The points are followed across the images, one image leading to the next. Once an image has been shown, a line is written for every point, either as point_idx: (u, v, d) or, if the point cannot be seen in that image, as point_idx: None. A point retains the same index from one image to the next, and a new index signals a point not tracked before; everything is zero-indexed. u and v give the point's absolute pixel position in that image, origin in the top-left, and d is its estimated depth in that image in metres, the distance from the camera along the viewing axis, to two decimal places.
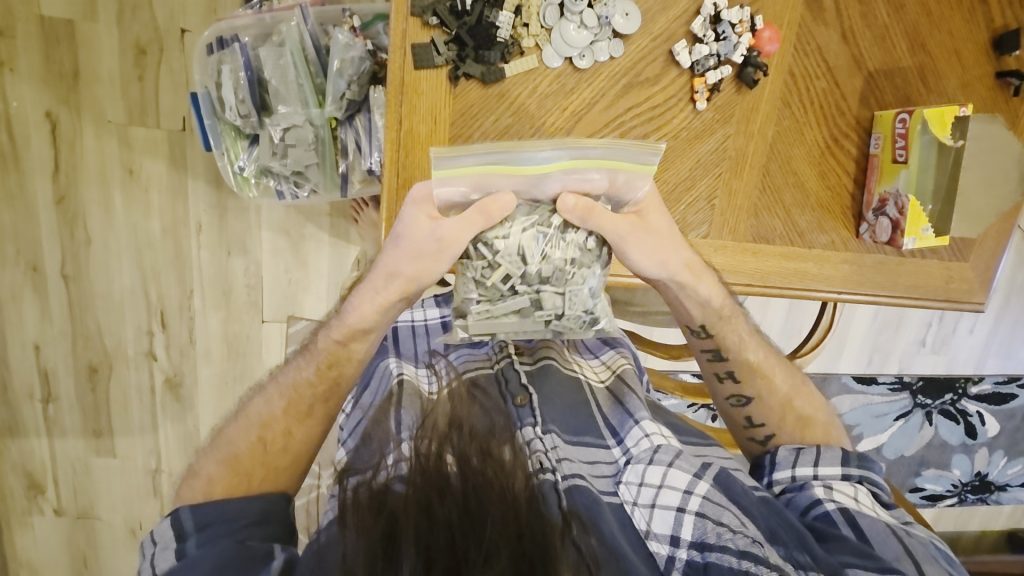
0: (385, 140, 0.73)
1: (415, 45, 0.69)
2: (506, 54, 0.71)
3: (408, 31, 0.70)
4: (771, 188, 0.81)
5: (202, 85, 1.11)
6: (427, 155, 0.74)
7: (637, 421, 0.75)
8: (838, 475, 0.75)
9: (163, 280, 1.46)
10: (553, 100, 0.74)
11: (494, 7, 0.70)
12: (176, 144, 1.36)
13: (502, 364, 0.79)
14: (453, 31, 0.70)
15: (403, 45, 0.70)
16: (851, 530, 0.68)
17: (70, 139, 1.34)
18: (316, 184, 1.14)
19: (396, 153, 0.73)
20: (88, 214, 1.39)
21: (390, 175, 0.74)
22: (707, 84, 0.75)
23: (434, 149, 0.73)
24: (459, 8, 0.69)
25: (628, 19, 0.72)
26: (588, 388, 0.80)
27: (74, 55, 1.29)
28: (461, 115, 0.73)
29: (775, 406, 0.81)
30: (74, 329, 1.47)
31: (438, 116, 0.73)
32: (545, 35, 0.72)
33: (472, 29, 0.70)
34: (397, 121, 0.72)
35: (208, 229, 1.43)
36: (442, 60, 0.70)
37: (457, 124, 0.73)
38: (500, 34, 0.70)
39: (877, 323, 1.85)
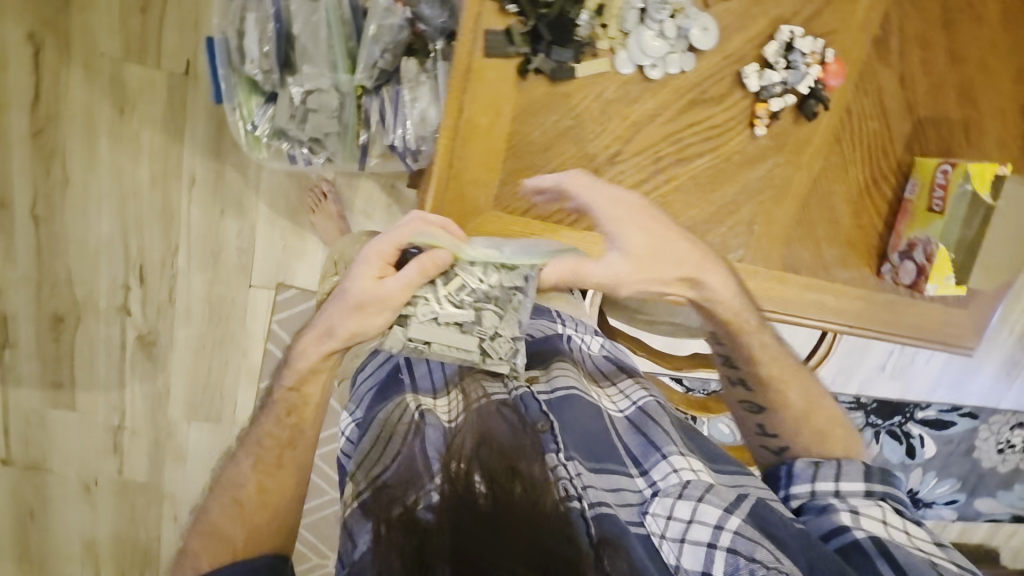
0: (440, 128, 0.69)
1: (488, 31, 0.66)
2: (580, 54, 0.68)
3: (481, 15, 0.66)
4: (808, 220, 0.82)
5: (218, 28, 1.01)
6: (483, 146, 0.70)
7: (664, 455, 0.77)
8: (860, 492, 0.76)
9: (146, 233, 1.38)
10: (614, 107, 0.72)
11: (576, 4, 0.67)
12: (177, 90, 1.27)
13: (521, 393, 0.74)
14: (531, 22, 0.66)
15: (473, 34, 0.66)
16: (884, 563, 0.67)
17: (54, 67, 1.22)
18: (332, 154, 1.09)
19: (452, 144, 0.69)
20: (68, 152, 1.28)
21: (439, 169, 0.71)
22: (768, 110, 0.74)
23: (492, 141, 0.70)
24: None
25: (706, 34, 0.70)
26: (607, 416, 0.82)
27: None
28: (522, 110, 0.70)
29: (786, 413, 0.84)
30: (41, 274, 1.36)
31: (499, 108, 0.69)
32: (621, 40, 0.69)
33: (551, 22, 0.66)
34: (457, 109, 0.68)
35: (202, 183, 1.36)
36: (514, 51, 0.67)
37: (515, 121, 0.70)
38: (578, 32, 0.68)
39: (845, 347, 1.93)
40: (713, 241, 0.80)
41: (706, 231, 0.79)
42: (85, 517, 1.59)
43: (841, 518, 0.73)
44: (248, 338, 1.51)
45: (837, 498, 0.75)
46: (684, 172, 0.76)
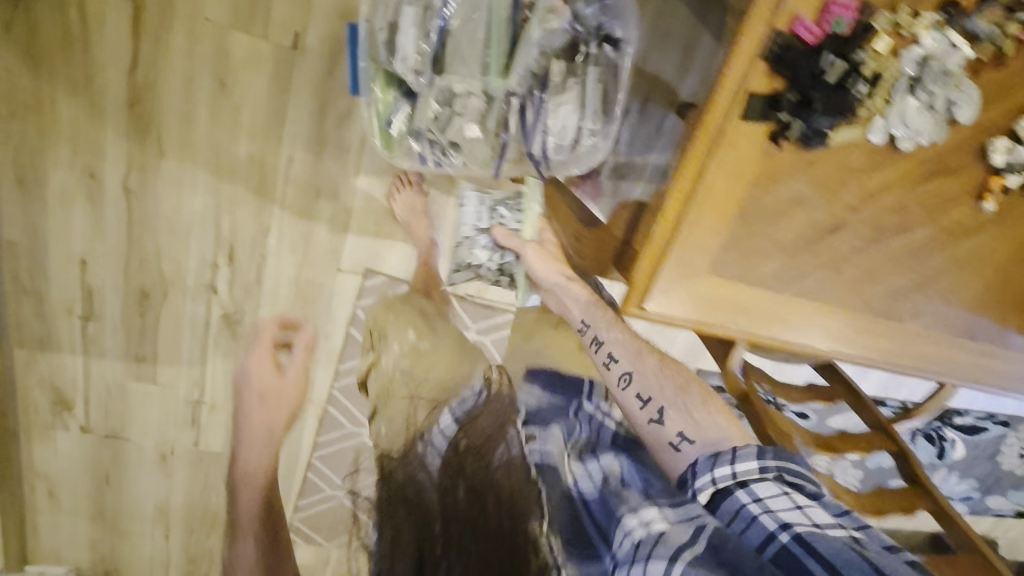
0: (677, 188, 0.66)
1: (754, 94, 0.62)
2: (842, 124, 0.65)
3: (749, 73, 0.62)
4: (1005, 292, 0.80)
5: (364, 19, 0.94)
6: (717, 209, 0.67)
7: (623, 522, 0.85)
8: (756, 471, 0.82)
9: (238, 212, 1.31)
10: (855, 175, 0.70)
11: (854, 71, 0.62)
12: (282, 63, 1.17)
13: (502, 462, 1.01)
14: (803, 92, 0.62)
15: (736, 94, 0.63)
16: (814, 561, 0.71)
17: (155, 32, 1.12)
18: (469, 159, 1.05)
19: (687, 203, 0.67)
20: (165, 124, 1.20)
21: (663, 225, 0.68)
22: (1003, 185, 0.72)
23: (725, 203, 0.67)
24: (819, 66, 0.61)
25: (970, 108, 0.67)
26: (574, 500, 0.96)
27: None
28: (765, 176, 0.67)
29: (690, 419, 0.98)
30: (130, 249, 1.31)
31: (743, 171, 0.66)
32: (887, 110, 0.65)
33: (828, 93, 0.62)
34: (700, 172, 0.65)
35: (300, 165, 1.28)
36: (778, 119, 0.64)
37: (755, 186, 0.67)
38: (853, 101, 0.63)
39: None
40: (910, 308, 0.78)
41: (908, 297, 0.77)
42: (160, 485, 1.64)
43: (763, 519, 0.77)
44: (333, 323, 1.47)
45: (741, 486, 0.82)
46: (900, 241, 0.74)
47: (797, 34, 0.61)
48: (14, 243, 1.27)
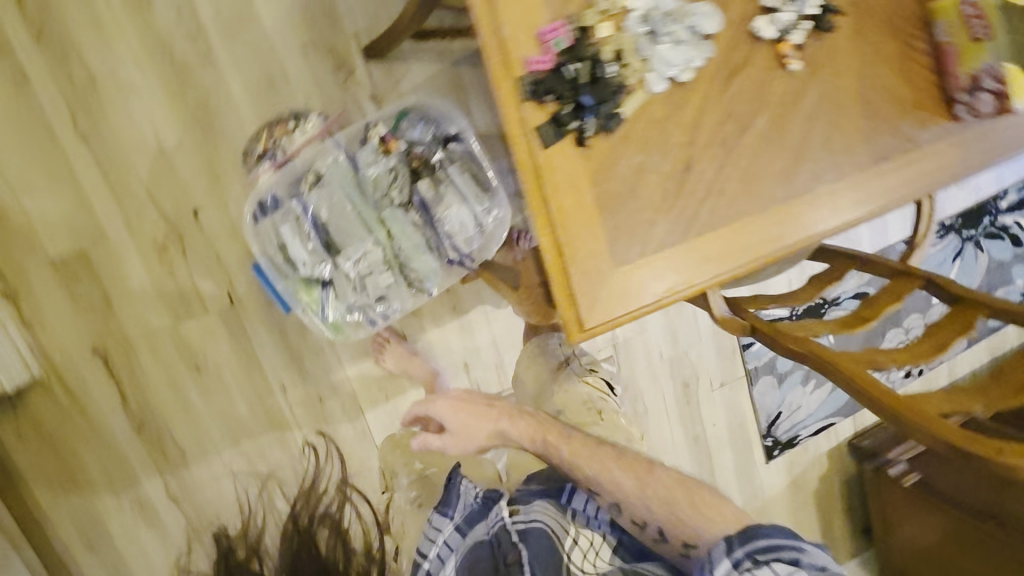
0: (542, 241, 0.71)
1: (538, 127, 0.66)
2: (619, 97, 0.69)
3: (524, 116, 0.67)
4: (874, 112, 0.83)
5: (259, 252, 1.07)
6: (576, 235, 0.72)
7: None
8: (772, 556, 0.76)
9: (269, 455, 1.40)
10: (669, 122, 0.72)
11: (597, 60, 0.66)
12: (231, 319, 1.31)
13: (497, 529, 1.01)
14: (572, 99, 0.66)
15: (527, 135, 0.67)
16: None
17: (126, 364, 1.26)
18: (402, 300, 1.12)
19: (558, 240, 0.71)
20: (172, 426, 1.32)
21: (552, 254, 0.72)
22: (792, 46, 0.75)
23: (583, 223, 0.71)
24: (567, 75, 0.66)
25: (711, 19, 0.70)
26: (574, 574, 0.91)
27: (97, 282, 1.22)
28: (599, 169, 0.71)
29: (677, 517, 0.91)
30: (203, 543, 1.39)
31: (579, 186, 0.70)
32: (644, 66, 0.69)
33: (588, 86, 0.67)
34: (544, 212, 0.70)
35: (293, 386, 1.38)
36: (568, 130, 0.68)
37: (599, 178, 0.71)
38: (611, 81, 0.68)
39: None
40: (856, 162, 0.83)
41: (852, 154, 0.82)
42: None
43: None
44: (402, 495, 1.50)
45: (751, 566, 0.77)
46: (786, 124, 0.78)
47: (536, 70, 0.65)
48: None
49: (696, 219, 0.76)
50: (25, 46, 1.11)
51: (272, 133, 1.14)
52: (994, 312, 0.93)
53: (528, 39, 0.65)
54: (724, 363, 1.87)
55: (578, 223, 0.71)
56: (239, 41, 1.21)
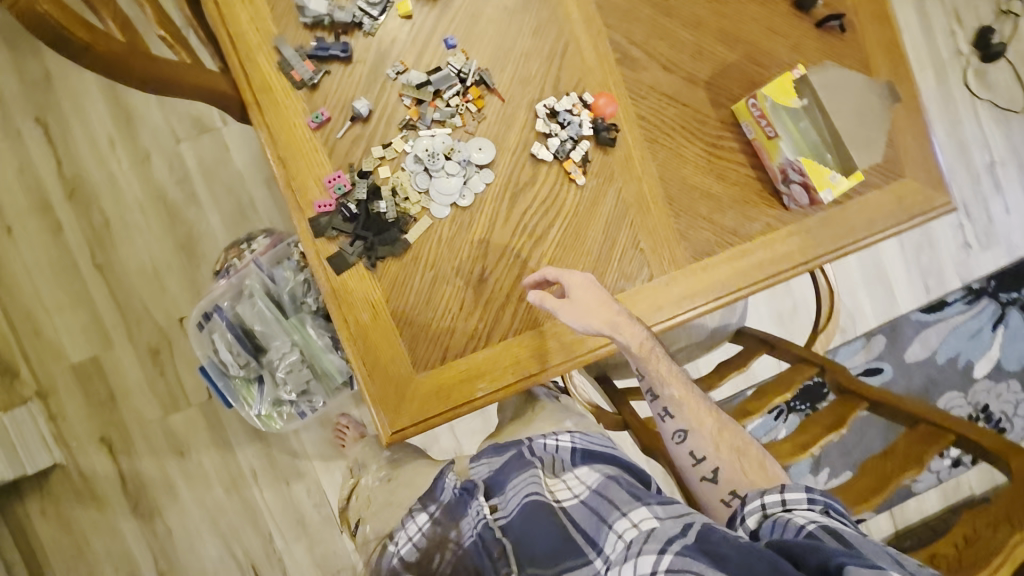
0: (344, 345, 0.80)
1: (328, 257, 0.78)
2: (403, 226, 0.80)
3: (318, 248, 0.79)
4: (683, 209, 0.86)
5: (204, 358, 1.26)
6: (380, 337, 0.80)
7: (610, 525, 0.74)
8: (805, 497, 0.72)
9: (243, 536, 1.54)
10: (458, 239, 0.82)
11: (374, 198, 0.79)
12: (210, 411, 1.51)
13: (480, 527, 0.80)
14: (353, 231, 0.79)
15: (320, 263, 0.79)
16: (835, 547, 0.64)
17: (126, 451, 1.49)
18: (322, 393, 1.25)
19: (358, 349, 0.80)
20: (161, 507, 1.51)
21: (358, 363, 0.80)
22: (575, 162, 0.83)
23: (383, 330, 0.80)
24: (349, 213, 0.78)
25: (483, 151, 0.81)
26: (559, 508, 0.79)
27: (105, 382, 1.48)
28: (393, 287, 0.80)
29: (742, 470, 0.81)
30: None
31: (374, 300, 0.80)
32: (425, 197, 0.80)
33: (366, 221, 0.79)
34: (344, 322, 0.79)
35: (263, 471, 1.54)
36: (355, 257, 0.79)
37: (393, 295, 0.80)
38: (388, 216, 0.79)
39: (870, 275, 1.78)
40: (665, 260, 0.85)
41: (659, 251, 0.85)
42: None
43: (794, 521, 0.70)
44: None
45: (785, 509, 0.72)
46: (581, 233, 0.84)
47: (322, 211, 0.78)
48: None
49: (501, 329, 0.83)
50: (62, 204, 1.45)
51: (227, 255, 1.35)
52: (870, 402, 0.88)
53: (315, 186, 0.79)
54: None
55: (378, 334, 0.80)
56: (216, 181, 1.49)
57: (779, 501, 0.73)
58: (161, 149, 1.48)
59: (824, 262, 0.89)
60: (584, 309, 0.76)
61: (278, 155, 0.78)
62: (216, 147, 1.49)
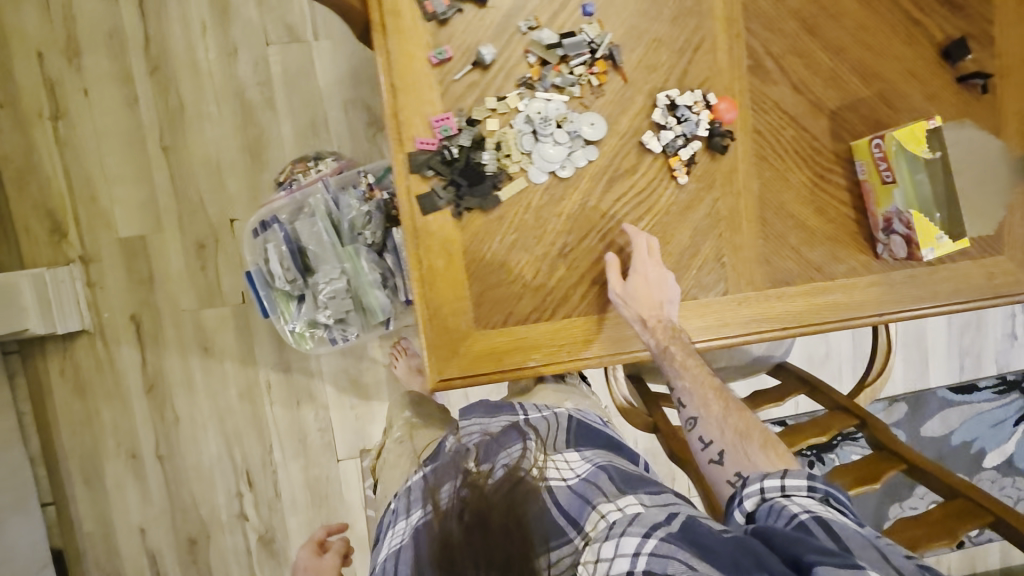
0: (411, 286, 0.80)
1: (417, 195, 0.78)
2: (498, 182, 0.79)
3: (410, 185, 0.79)
4: (774, 234, 0.84)
5: (252, 264, 1.27)
6: (448, 286, 0.80)
7: (594, 506, 0.74)
8: (805, 486, 0.72)
9: (245, 441, 1.58)
10: (547, 210, 0.81)
11: (478, 149, 0.78)
12: (241, 315, 1.55)
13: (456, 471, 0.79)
14: (448, 176, 0.78)
15: (409, 201, 0.78)
16: (824, 540, 0.64)
17: (153, 333, 1.53)
18: (358, 325, 1.26)
19: (422, 292, 0.80)
20: (174, 394, 1.55)
21: (420, 309, 0.80)
22: (681, 160, 0.81)
23: (453, 279, 0.80)
24: (448, 157, 0.77)
25: (595, 127, 0.79)
26: (546, 489, 0.78)
27: (149, 262, 1.51)
28: (471, 241, 0.80)
29: (748, 454, 0.82)
30: (173, 506, 1.58)
31: (451, 249, 0.80)
32: (526, 158, 0.79)
33: (463, 169, 0.78)
34: (417, 263, 0.79)
35: (278, 385, 1.58)
36: (444, 202, 0.79)
37: (473, 247, 0.80)
38: (487, 169, 0.78)
39: (911, 343, 1.75)
40: (742, 280, 0.84)
41: (739, 269, 0.84)
42: None
43: (789, 508, 0.69)
44: (351, 510, 1.63)
45: (785, 496, 0.71)
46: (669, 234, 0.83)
47: (423, 148, 0.78)
48: (91, 533, 1.56)
49: (572, 312, 0.82)
50: (143, 78, 1.45)
51: (293, 169, 1.36)
52: (910, 466, 0.87)
53: (422, 124, 0.78)
54: None
55: (444, 282, 0.80)
56: (296, 92, 1.48)
57: (778, 486, 0.73)
58: (250, 47, 1.46)
59: (893, 320, 0.88)
60: (631, 290, 0.78)
61: (394, 84, 0.77)
62: (304, 58, 1.48)
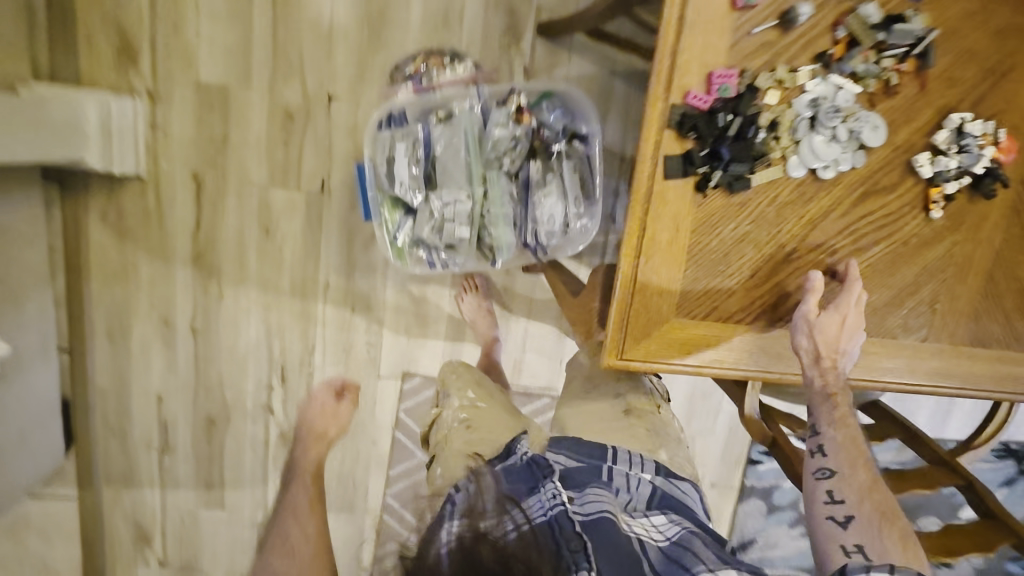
0: (622, 253, 0.71)
1: (669, 156, 0.68)
2: (755, 165, 0.70)
3: (661, 142, 0.68)
4: (992, 293, 0.79)
5: (368, 157, 1.13)
6: (663, 261, 0.72)
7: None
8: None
9: (287, 336, 1.48)
10: (790, 209, 0.72)
11: (752, 123, 0.68)
12: (314, 206, 1.39)
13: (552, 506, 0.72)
14: (709, 142, 0.67)
15: (656, 162, 0.68)
16: None
17: (213, 199, 1.37)
18: (465, 256, 1.15)
19: (635, 263, 0.71)
20: (223, 270, 1.41)
21: (624, 279, 0.72)
22: (943, 193, 0.73)
23: (673, 255, 0.72)
24: (718, 122, 0.67)
25: (876, 132, 0.70)
26: (640, 549, 0.72)
27: (225, 120, 1.32)
28: (705, 221, 0.71)
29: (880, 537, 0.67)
30: (197, 382, 1.49)
31: (681, 224, 0.71)
32: (793, 147, 0.70)
33: (732, 141, 0.68)
34: (640, 229, 0.70)
35: (335, 288, 1.46)
36: (695, 172, 0.69)
37: (705, 228, 0.72)
38: (759, 145, 0.68)
39: None
40: (944, 331, 0.80)
41: (946, 320, 0.80)
42: None
43: None
44: (378, 428, 1.58)
45: None
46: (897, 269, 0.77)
47: (692, 103, 0.67)
48: (104, 389, 1.46)
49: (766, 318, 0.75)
50: None
51: (426, 61, 1.27)
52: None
53: (699, 74, 0.66)
54: (723, 468, 1.83)
55: (660, 258, 0.72)
56: None
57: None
58: None
59: None
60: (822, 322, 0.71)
61: (686, 16, 0.64)
62: None
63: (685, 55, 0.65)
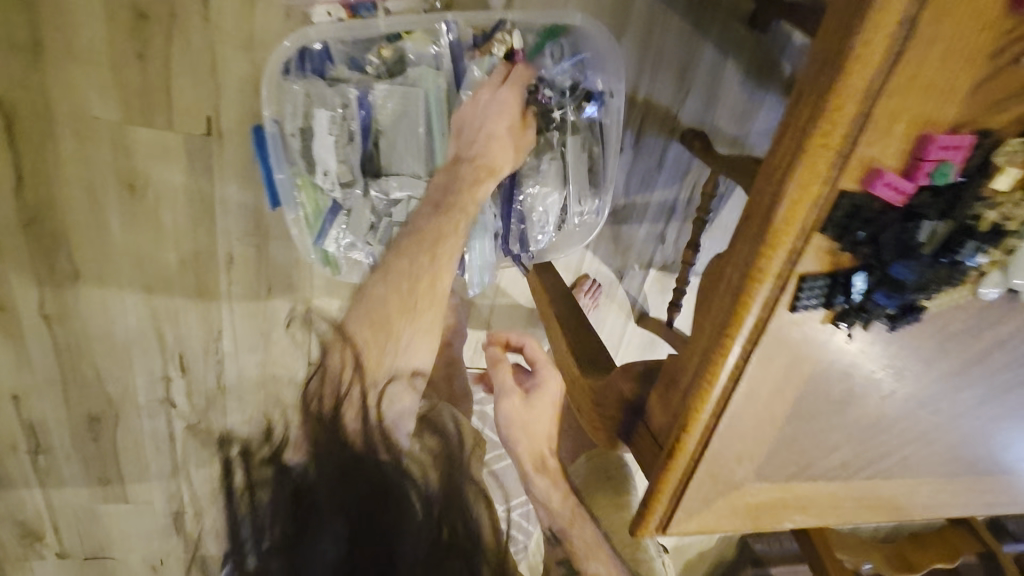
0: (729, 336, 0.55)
1: (806, 278, 0.53)
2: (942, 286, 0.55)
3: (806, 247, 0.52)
4: None
5: (272, 117, 0.78)
6: (769, 358, 0.57)
7: None
8: None
9: (181, 321, 1.12)
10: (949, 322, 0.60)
11: (961, 241, 0.52)
12: (198, 154, 0.97)
13: None
14: (880, 267, 0.53)
15: (806, 240, 0.51)
16: None
17: (37, 141, 0.92)
18: None
19: (748, 355, 0.56)
20: (73, 242, 1.00)
21: (729, 370, 0.56)
22: None
23: (781, 347, 0.57)
24: (914, 241, 0.51)
25: None
26: None
27: (29, 13, 0.84)
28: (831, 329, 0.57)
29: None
30: (65, 377, 1.15)
31: (808, 325, 0.57)
32: (1003, 257, 0.55)
33: (925, 263, 0.52)
34: (760, 321, 0.55)
35: (242, 264, 1.08)
36: (847, 298, 0.54)
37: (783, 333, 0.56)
38: (959, 267, 0.53)
39: None
40: None
41: None
42: None
43: None
44: None
45: None
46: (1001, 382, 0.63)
47: (882, 194, 0.49)
48: None
49: (819, 439, 0.63)
50: None
51: None
52: None
53: (888, 143, 0.48)
54: None
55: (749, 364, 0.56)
56: None
57: None
58: None
59: None
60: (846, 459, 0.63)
61: (890, 79, 0.46)
62: None
63: (873, 133, 0.48)
